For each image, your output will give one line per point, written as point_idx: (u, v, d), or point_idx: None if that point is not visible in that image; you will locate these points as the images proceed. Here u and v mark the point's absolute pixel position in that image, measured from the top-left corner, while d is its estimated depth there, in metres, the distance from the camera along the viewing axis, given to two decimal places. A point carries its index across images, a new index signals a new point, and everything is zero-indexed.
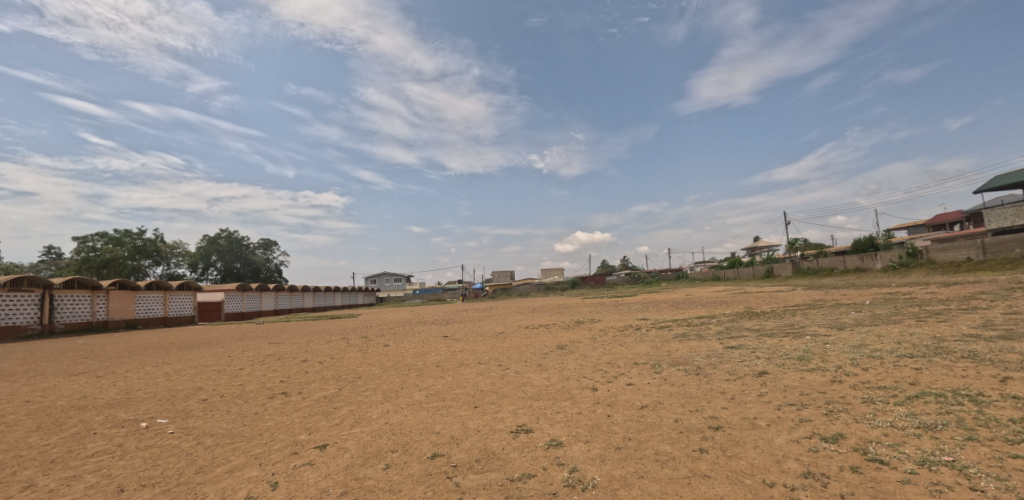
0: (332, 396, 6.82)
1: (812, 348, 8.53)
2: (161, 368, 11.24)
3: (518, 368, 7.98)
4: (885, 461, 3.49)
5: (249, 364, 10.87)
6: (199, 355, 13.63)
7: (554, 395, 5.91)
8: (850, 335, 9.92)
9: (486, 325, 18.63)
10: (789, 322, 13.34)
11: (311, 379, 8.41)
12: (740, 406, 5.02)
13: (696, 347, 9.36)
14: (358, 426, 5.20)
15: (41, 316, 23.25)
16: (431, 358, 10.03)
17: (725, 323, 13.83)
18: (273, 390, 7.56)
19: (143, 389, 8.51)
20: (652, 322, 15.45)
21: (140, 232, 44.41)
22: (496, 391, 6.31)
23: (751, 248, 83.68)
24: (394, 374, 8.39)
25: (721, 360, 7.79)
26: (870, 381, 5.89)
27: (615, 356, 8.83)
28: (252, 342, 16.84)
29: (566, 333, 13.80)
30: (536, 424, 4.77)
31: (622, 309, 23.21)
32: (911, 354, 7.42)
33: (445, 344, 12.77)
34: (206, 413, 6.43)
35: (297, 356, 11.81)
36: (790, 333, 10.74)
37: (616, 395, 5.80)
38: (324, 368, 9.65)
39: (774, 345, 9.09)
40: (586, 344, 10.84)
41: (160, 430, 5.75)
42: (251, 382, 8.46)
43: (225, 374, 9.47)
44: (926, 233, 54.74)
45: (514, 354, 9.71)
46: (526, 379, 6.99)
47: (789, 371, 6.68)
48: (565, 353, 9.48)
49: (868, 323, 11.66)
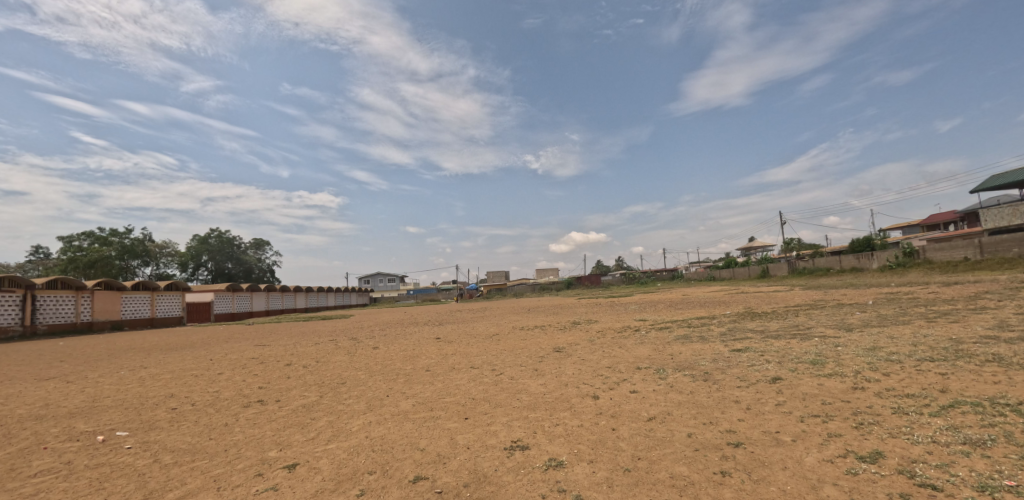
0: (311, 405, 6.29)
1: (824, 351, 8.08)
2: (137, 373, 10.62)
3: (513, 373, 7.46)
4: (939, 487, 3.02)
5: (230, 368, 10.27)
6: (179, 358, 12.98)
7: (552, 404, 5.41)
8: (861, 337, 9.46)
9: (481, 326, 18.07)
10: (793, 322, 12.89)
11: (292, 385, 7.85)
12: (758, 418, 4.56)
13: (700, 350, 8.88)
14: (335, 441, 4.68)
15: (23, 318, 22.48)
16: (421, 363, 9.46)
17: (727, 324, 13.39)
18: (250, 397, 7.00)
19: (112, 397, 7.92)
20: (651, 323, 14.98)
21: (128, 231, 43.49)
22: (489, 400, 5.79)
23: (746, 248, 83.73)
24: (381, 380, 7.85)
25: (729, 364, 7.31)
26: (894, 389, 5.46)
27: (615, 360, 8.33)
28: (238, 344, 16.20)
29: (562, 334, 13.30)
30: (533, 439, 4.27)
31: (620, 309, 22.77)
32: (931, 357, 6.98)
33: (437, 347, 12.23)
34: (171, 424, 5.86)
35: (281, 360, 11.22)
36: (797, 335, 10.28)
37: (619, 403, 5.32)
38: (307, 373, 9.08)
39: (782, 348, 8.65)
40: (585, 346, 10.32)
41: (117, 444, 5.18)
42: (229, 388, 7.91)
43: (202, 380, 8.89)
44: (921, 233, 54.79)
45: (508, 358, 9.17)
46: (522, 386, 6.49)
47: (805, 376, 6.23)
48: (562, 356, 8.97)
49: (877, 325, 11.21)
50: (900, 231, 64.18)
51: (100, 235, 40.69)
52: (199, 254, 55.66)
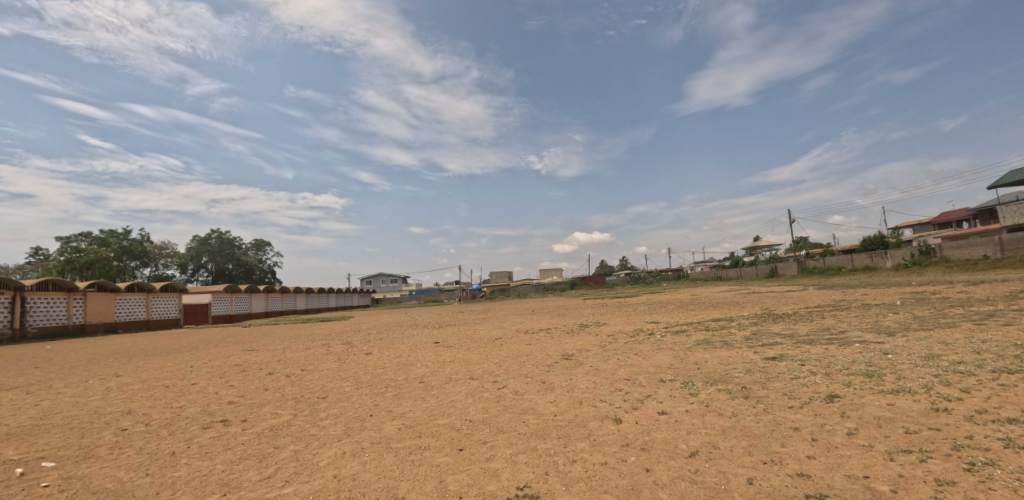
0: (280, 428, 5.33)
1: (875, 361, 7.11)
2: (104, 381, 9.61)
3: (519, 387, 6.46)
4: None
5: (204, 378, 9.27)
6: (159, 364, 12.02)
7: (566, 431, 4.42)
8: (910, 343, 8.44)
9: (483, 329, 17.03)
10: (823, 325, 11.78)
11: (266, 400, 6.87)
12: (831, 456, 3.63)
13: (729, 358, 7.86)
14: (294, 483, 3.69)
15: (13, 320, 21.68)
16: (415, 373, 8.45)
17: (748, 326, 12.36)
18: (212, 417, 6.00)
19: (65, 412, 6.96)
20: (665, 326, 13.91)
21: (126, 232, 42.84)
22: (490, 424, 4.82)
23: (752, 248, 82.62)
24: (367, 394, 6.88)
25: (770, 377, 6.33)
26: (987, 411, 4.51)
27: (633, 370, 7.31)
28: (226, 348, 15.25)
29: (569, 338, 12.29)
30: (544, 485, 3.30)
31: (628, 310, 21.78)
32: (1009, 368, 6.01)
33: (434, 353, 11.24)
34: (111, 452, 4.89)
35: (263, 368, 10.25)
36: (834, 340, 9.28)
37: (649, 430, 4.34)
38: (288, 384, 8.11)
39: (824, 356, 7.64)
40: (596, 353, 9.34)
41: (32, 483, 4.20)
42: (196, 403, 6.93)
43: (170, 392, 7.92)
44: (934, 231, 53.36)
45: (511, 367, 8.17)
46: (528, 404, 5.50)
47: (868, 395, 5.26)
48: (572, 365, 7.97)
49: (921, 329, 10.14)
50: (912, 230, 62.44)
51: (98, 236, 40.05)
52: (199, 255, 54.99)
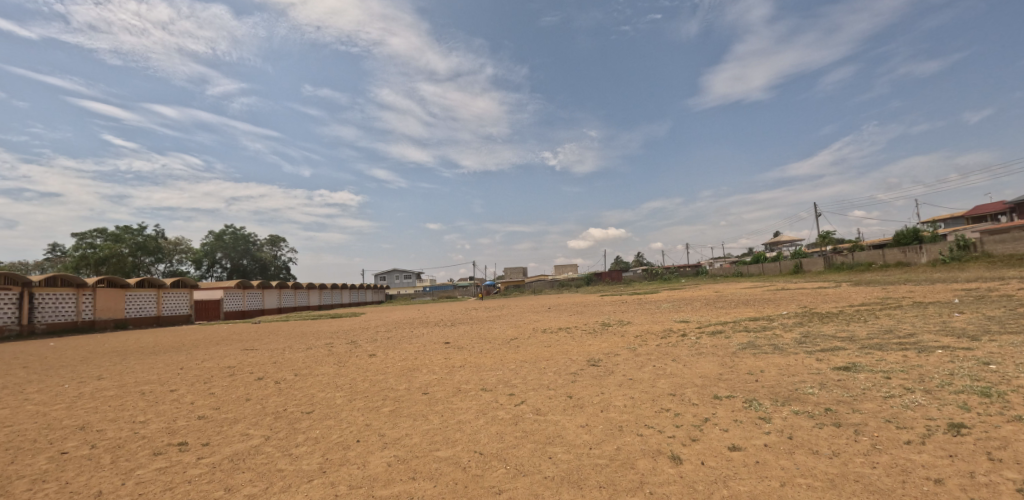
0: (242, 458, 4.25)
1: (980, 374, 5.71)
2: (81, 386, 8.73)
3: (541, 404, 5.29)
4: None
5: (185, 383, 8.31)
6: (149, 365, 11.17)
7: (609, 476, 3.26)
8: (1006, 350, 7.01)
9: (497, 328, 15.89)
10: (883, 327, 10.27)
11: (242, 415, 5.84)
12: None
13: (789, 367, 6.56)
14: None
15: (20, 316, 21.26)
16: (420, 381, 7.35)
17: (795, 327, 10.95)
18: (170, 439, 4.97)
19: (16, 425, 6.05)
20: (697, 326, 12.57)
21: (140, 228, 42.74)
22: (507, 460, 3.68)
23: (774, 243, 80.14)
24: (359, 408, 5.81)
25: (854, 395, 5.04)
26: None
27: (677, 382, 6.08)
28: (226, 347, 14.39)
29: (593, 339, 11.08)
30: None
31: (651, 307, 20.48)
32: None
33: (443, 356, 10.16)
34: (28, 488, 3.89)
35: (253, 372, 9.24)
36: (909, 346, 7.88)
37: (725, 478, 3.15)
38: (273, 394, 7.09)
39: (910, 366, 6.27)
40: (627, 358, 8.13)
41: None
42: (163, 417, 5.94)
43: (139, 402, 6.93)
44: (970, 225, 50.47)
45: (530, 376, 7.00)
46: (553, 430, 4.34)
47: (1008, 426, 3.95)
48: (601, 374, 6.77)
49: (1006, 332, 8.65)
50: (944, 226, 59.31)
51: (112, 232, 39.94)
52: (214, 251, 55.12)
